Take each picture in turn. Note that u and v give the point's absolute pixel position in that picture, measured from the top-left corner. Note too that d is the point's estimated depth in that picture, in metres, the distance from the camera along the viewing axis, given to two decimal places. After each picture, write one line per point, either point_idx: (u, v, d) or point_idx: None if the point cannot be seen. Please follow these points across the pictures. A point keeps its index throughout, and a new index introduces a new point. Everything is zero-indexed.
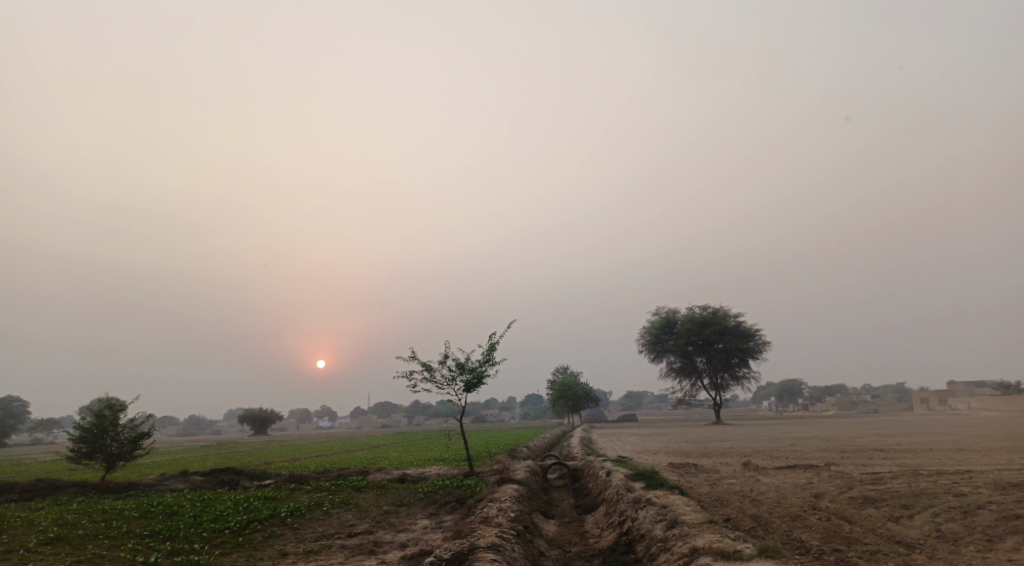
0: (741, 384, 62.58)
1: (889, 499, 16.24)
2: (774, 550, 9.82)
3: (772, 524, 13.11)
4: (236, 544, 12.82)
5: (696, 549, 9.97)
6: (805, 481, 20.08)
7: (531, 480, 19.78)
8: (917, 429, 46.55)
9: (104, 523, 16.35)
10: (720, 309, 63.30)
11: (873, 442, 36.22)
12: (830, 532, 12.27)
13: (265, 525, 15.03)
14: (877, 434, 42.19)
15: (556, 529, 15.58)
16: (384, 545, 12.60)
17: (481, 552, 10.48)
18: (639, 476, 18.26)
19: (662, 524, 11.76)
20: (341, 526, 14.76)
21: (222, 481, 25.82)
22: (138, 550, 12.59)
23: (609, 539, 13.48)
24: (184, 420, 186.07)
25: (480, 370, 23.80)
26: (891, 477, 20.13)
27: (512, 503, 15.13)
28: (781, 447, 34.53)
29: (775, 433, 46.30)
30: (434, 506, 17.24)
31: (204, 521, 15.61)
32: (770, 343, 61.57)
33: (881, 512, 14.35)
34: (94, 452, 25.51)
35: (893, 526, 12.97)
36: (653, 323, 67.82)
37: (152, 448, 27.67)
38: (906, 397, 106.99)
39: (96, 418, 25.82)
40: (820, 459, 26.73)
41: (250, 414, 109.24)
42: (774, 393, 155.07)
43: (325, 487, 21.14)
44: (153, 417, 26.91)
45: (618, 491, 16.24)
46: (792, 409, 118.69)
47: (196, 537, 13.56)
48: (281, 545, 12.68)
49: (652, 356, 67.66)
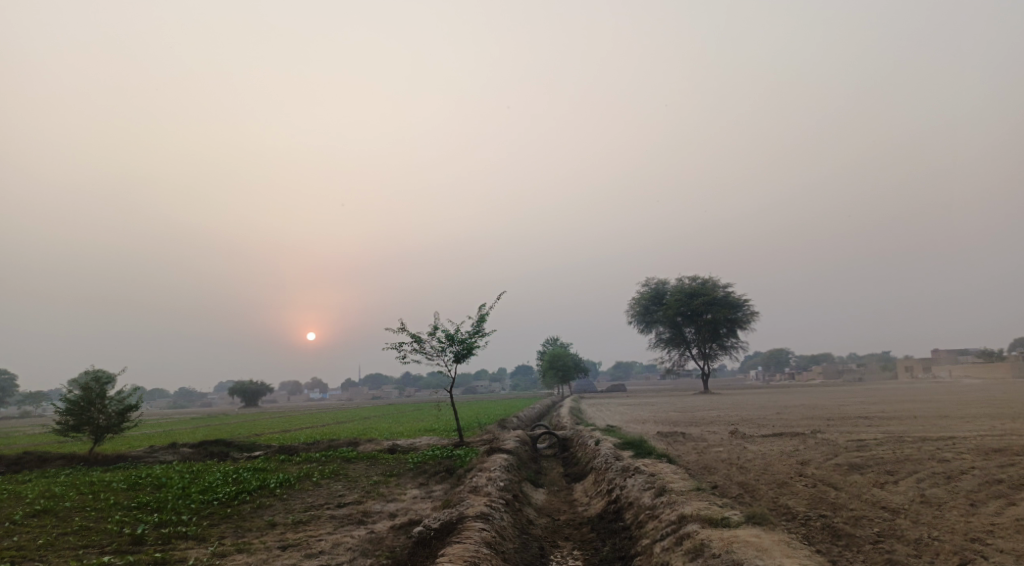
0: (729, 354, 63.12)
1: (874, 466, 16.43)
2: (762, 517, 9.86)
3: (759, 491, 13.23)
4: (224, 515, 12.78)
5: (684, 517, 10.01)
6: (792, 448, 20.30)
7: (521, 450, 19.86)
8: (901, 397, 47.21)
9: (91, 495, 16.28)
10: (709, 280, 63.54)
11: (859, 410, 36.69)
12: (817, 499, 12.38)
13: (254, 496, 15.00)
14: (862, 402, 42.79)
15: (545, 497, 15.67)
16: (373, 515, 12.60)
17: (470, 521, 10.48)
18: (628, 444, 18.36)
19: (651, 492, 11.80)
20: (330, 496, 14.75)
21: (212, 452, 25.78)
22: (126, 522, 12.52)
23: (597, 507, 13.55)
24: (175, 393, 186.18)
25: (470, 341, 23.74)
26: (876, 444, 20.38)
27: (501, 473, 15.16)
28: (768, 415, 34.94)
29: (763, 402, 46.83)
30: (424, 476, 17.28)
31: (192, 492, 15.56)
32: (758, 313, 61.97)
33: (867, 479, 14.52)
34: (81, 424, 25.36)
35: (878, 491, 13.10)
36: (643, 294, 68.01)
37: (140, 420, 27.56)
38: (891, 366, 108.50)
39: (83, 390, 25.63)
40: (807, 426, 27.07)
41: (241, 386, 109.33)
42: (762, 362, 156.77)
43: (314, 458, 21.14)
44: (141, 389, 26.74)
45: (607, 459, 16.31)
46: (779, 378, 120.13)
47: (184, 508, 13.50)
48: (269, 516, 12.64)
49: (642, 326, 67.99)
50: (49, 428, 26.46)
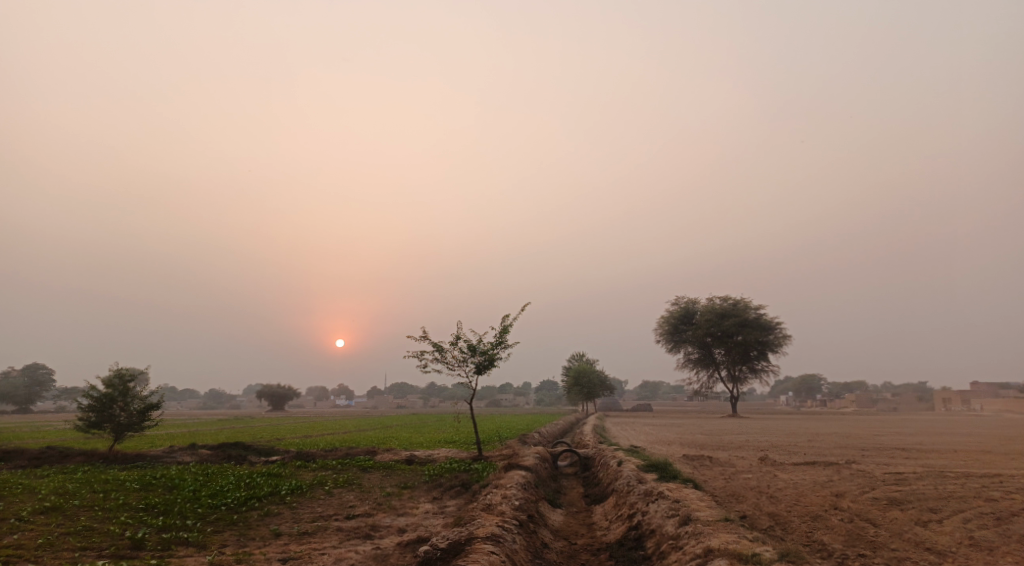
0: (759, 377, 61.46)
1: (915, 501, 15.41)
2: (796, 555, 9.07)
3: (791, 524, 12.44)
4: (230, 521, 12.41)
5: (710, 551, 9.29)
6: (826, 478, 19.33)
7: (540, 467, 19.21)
8: (938, 429, 45.29)
9: (103, 493, 16.11)
10: (740, 301, 62.03)
11: (896, 441, 35.04)
12: (854, 535, 11.54)
13: (263, 503, 14.61)
14: (898, 433, 41.08)
15: (562, 519, 15.01)
16: (381, 529, 12.09)
17: (479, 542, 9.89)
18: (652, 466, 17.58)
19: (674, 520, 11.09)
20: (340, 507, 14.28)
21: (229, 455, 25.58)
22: (129, 524, 12.22)
23: (617, 533, 12.87)
24: (205, 394, 188.56)
25: (492, 352, 23.20)
26: (917, 478, 19.28)
27: (517, 491, 14.52)
28: (800, 442, 33.70)
29: (793, 428, 45.29)
30: (439, 489, 16.77)
31: (202, 496, 15.30)
32: (791, 337, 60.21)
33: (908, 516, 13.58)
34: (103, 421, 25.39)
35: (921, 530, 12.18)
36: (672, 313, 66.66)
37: (161, 420, 27.57)
38: (928, 397, 104.91)
39: (107, 387, 25.68)
40: (840, 456, 25.94)
41: (269, 390, 110.14)
42: (793, 388, 153.01)
43: (330, 466, 20.77)
44: (163, 388, 26.76)
45: (629, 481, 15.57)
46: (811, 404, 116.98)
47: (191, 513, 13.18)
48: (274, 525, 12.21)
49: (670, 345, 66.65)
50: (71, 424, 26.56)
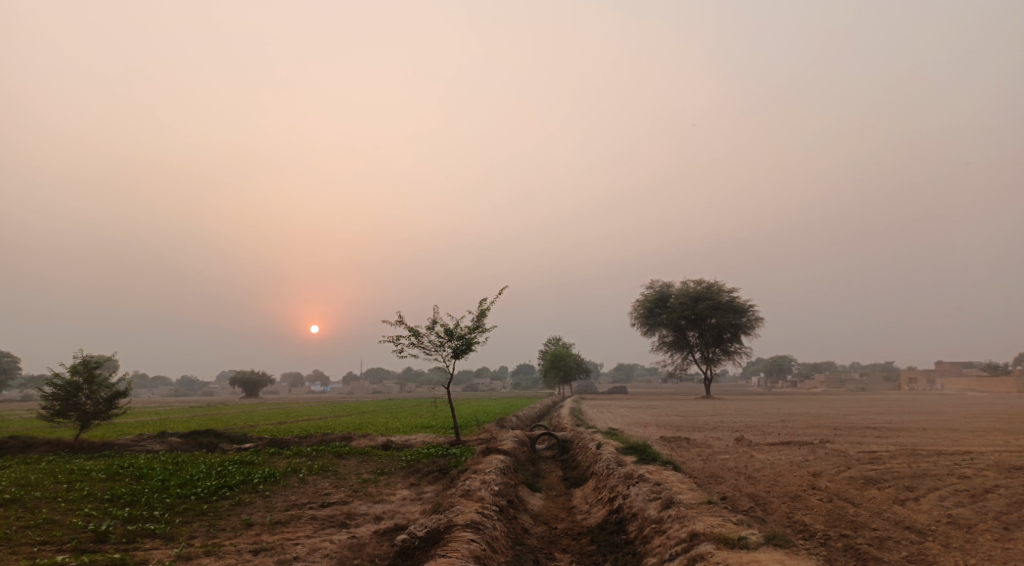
0: (732, 359, 62.11)
1: (891, 480, 15.53)
2: (782, 538, 8.96)
3: (772, 505, 12.43)
4: (199, 511, 11.99)
5: (696, 535, 9.15)
6: (802, 458, 19.44)
7: (518, 451, 19.01)
8: (906, 407, 46.28)
9: (67, 484, 15.52)
10: (714, 284, 62.51)
11: (866, 420, 35.64)
12: (835, 516, 11.53)
13: (235, 491, 14.19)
14: (867, 412, 41.90)
15: (542, 503, 14.84)
16: (358, 517, 11.78)
17: (458, 530, 9.62)
18: (631, 449, 17.48)
19: (657, 504, 10.95)
20: (315, 495, 13.93)
21: (201, 443, 24.95)
22: (93, 516, 11.71)
23: (598, 516, 12.74)
24: (176, 381, 185.36)
25: (470, 336, 22.90)
26: (890, 457, 19.50)
27: (496, 476, 14.27)
28: (773, 422, 34.03)
29: (766, 409, 45.88)
30: (417, 475, 16.50)
31: (171, 485, 14.82)
32: (763, 320, 60.88)
33: (886, 495, 13.64)
34: (68, 410, 24.59)
35: (899, 509, 12.23)
36: (647, 296, 66.95)
37: (128, 407, 26.83)
38: (895, 377, 107.32)
39: (71, 375, 24.82)
40: (814, 435, 26.22)
41: (242, 377, 108.60)
42: (765, 370, 155.41)
43: (305, 453, 20.34)
44: (131, 375, 26.01)
45: (608, 464, 15.45)
46: (782, 385, 118.94)
47: (158, 503, 12.71)
48: (246, 515, 11.83)
49: (645, 328, 67.00)
50: (34, 413, 25.70)
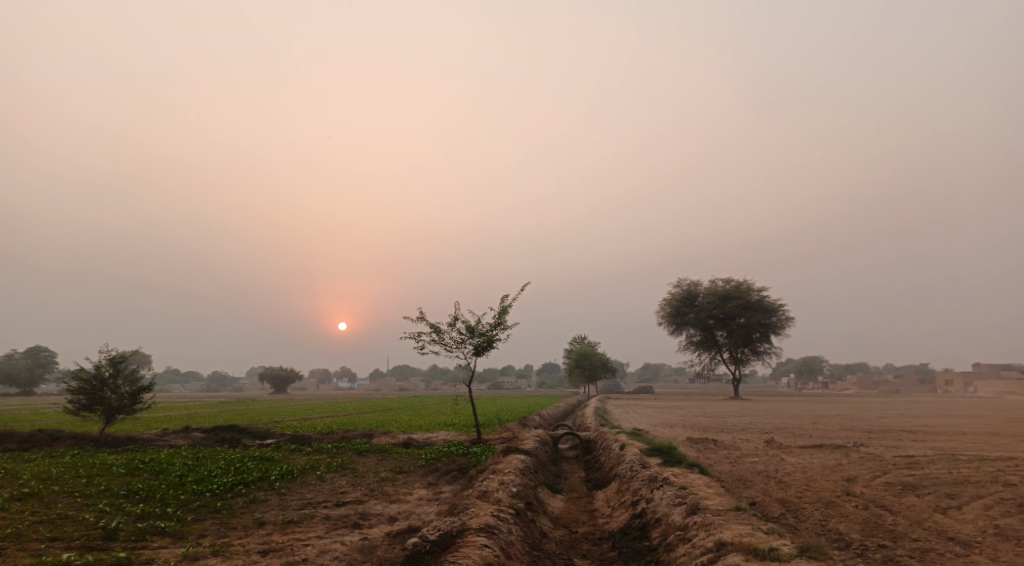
0: (761, 360, 60.77)
1: (930, 487, 14.76)
2: (817, 549, 8.40)
3: (804, 511, 11.83)
4: (212, 509, 11.81)
5: (723, 545, 8.64)
6: (835, 462, 18.67)
7: (540, 451, 18.57)
8: (943, 411, 44.71)
9: (86, 478, 15.49)
10: (743, 284, 61.31)
11: (902, 424, 34.42)
12: (871, 524, 10.91)
13: (250, 489, 14.00)
14: (901, 415, 40.60)
15: (562, 505, 14.43)
16: (371, 517, 11.48)
17: (472, 535, 9.23)
18: (656, 450, 16.91)
19: (682, 509, 10.44)
20: (330, 493, 13.68)
21: (223, 438, 24.98)
22: (106, 511, 11.60)
23: (620, 521, 12.25)
24: (208, 376, 188.54)
25: (491, 333, 22.54)
26: (929, 462, 18.62)
27: (515, 477, 13.85)
28: (804, 424, 33.04)
29: (795, 410, 44.78)
30: (435, 474, 16.21)
31: (188, 481, 14.69)
32: (794, 320, 59.51)
33: (926, 502, 12.93)
34: (93, 404, 24.82)
35: (942, 518, 11.53)
36: (675, 295, 65.87)
37: (153, 402, 27.04)
38: (931, 380, 104.43)
39: (97, 369, 25.03)
40: (847, 438, 25.33)
41: (271, 373, 109.83)
42: (795, 370, 152.60)
43: (325, 450, 20.16)
44: (155, 370, 26.15)
45: (632, 467, 14.93)
46: (813, 387, 116.69)
47: (173, 500, 12.58)
48: (258, 513, 11.61)
49: (672, 328, 65.98)
50: (61, 407, 25.99)
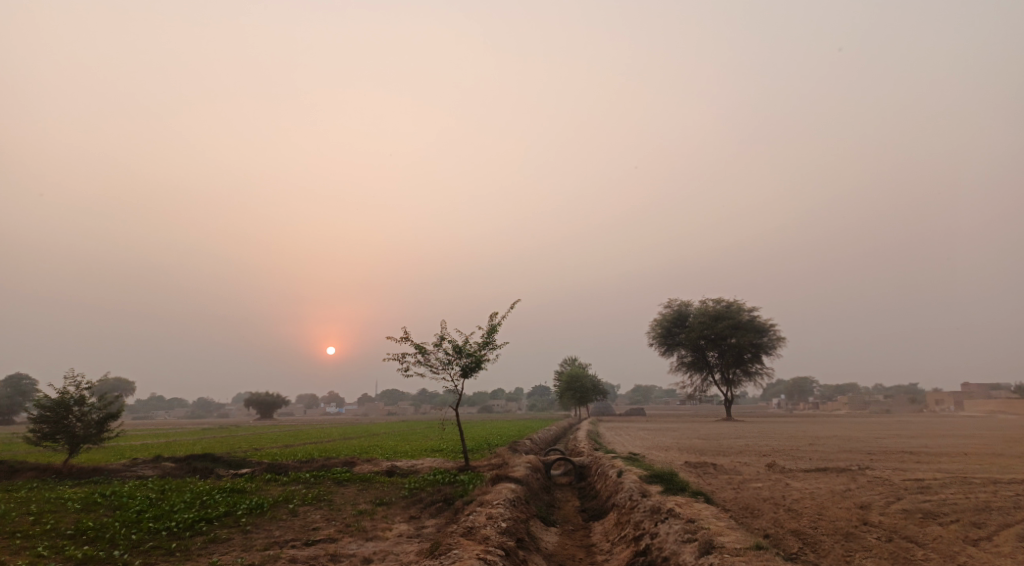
0: (753, 380, 59.83)
1: (952, 514, 13.71)
2: None
3: (823, 544, 10.78)
4: (166, 551, 10.55)
5: None
6: (843, 487, 17.57)
7: (531, 478, 17.39)
8: (940, 431, 43.70)
9: (35, 516, 14.11)
10: (734, 303, 60.58)
11: (901, 445, 33.42)
12: (902, 560, 9.84)
13: (213, 526, 12.72)
14: (898, 435, 39.70)
15: (557, 540, 13.25)
16: (343, 559, 10.26)
17: None
18: (657, 476, 15.76)
19: (693, 548, 9.31)
20: (301, 530, 12.43)
21: (195, 468, 23.51)
22: (44, 556, 10.28)
23: (621, 558, 11.10)
24: (193, 404, 185.70)
25: (480, 353, 21.38)
26: (942, 486, 17.58)
27: (505, 509, 12.66)
28: (802, 446, 31.98)
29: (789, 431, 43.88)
30: (418, 506, 14.94)
31: (145, 519, 13.31)
32: (785, 339, 58.66)
33: (953, 532, 11.87)
34: (56, 432, 23.28)
35: (975, 551, 10.48)
36: (665, 315, 64.99)
37: (122, 430, 25.56)
38: (921, 399, 103.79)
39: (60, 395, 23.56)
40: (849, 461, 24.24)
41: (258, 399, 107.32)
42: (785, 391, 151.80)
43: (301, 479, 18.82)
44: (124, 396, 24.71)
45: (631, 495, 13.78)
46: (804, 407, 115.84)
47: (123, 541, 11.27)
48: (217, 555, 10.37)
49: (663, 348, 64.98)
50: (23, 437, 24.45)
